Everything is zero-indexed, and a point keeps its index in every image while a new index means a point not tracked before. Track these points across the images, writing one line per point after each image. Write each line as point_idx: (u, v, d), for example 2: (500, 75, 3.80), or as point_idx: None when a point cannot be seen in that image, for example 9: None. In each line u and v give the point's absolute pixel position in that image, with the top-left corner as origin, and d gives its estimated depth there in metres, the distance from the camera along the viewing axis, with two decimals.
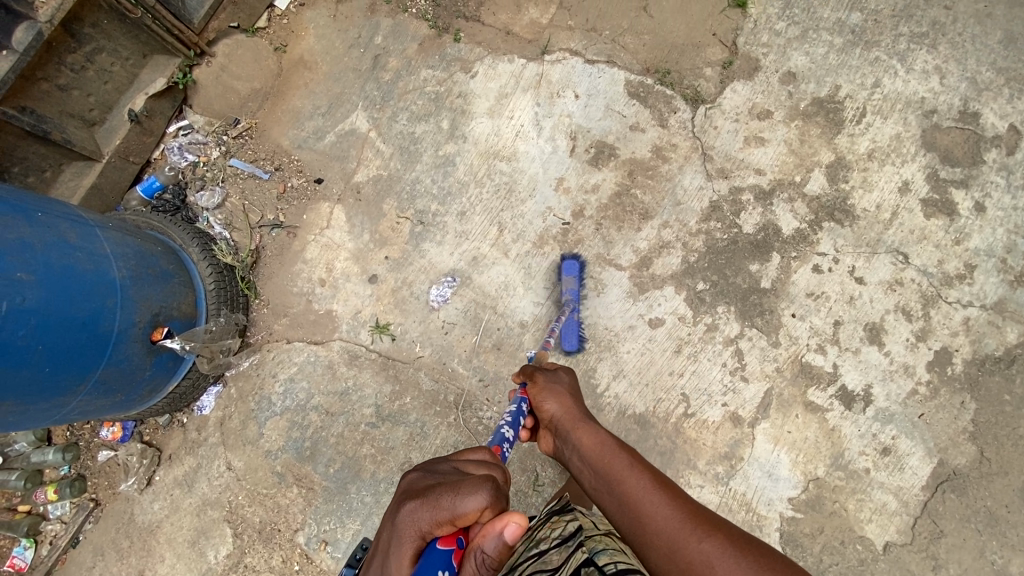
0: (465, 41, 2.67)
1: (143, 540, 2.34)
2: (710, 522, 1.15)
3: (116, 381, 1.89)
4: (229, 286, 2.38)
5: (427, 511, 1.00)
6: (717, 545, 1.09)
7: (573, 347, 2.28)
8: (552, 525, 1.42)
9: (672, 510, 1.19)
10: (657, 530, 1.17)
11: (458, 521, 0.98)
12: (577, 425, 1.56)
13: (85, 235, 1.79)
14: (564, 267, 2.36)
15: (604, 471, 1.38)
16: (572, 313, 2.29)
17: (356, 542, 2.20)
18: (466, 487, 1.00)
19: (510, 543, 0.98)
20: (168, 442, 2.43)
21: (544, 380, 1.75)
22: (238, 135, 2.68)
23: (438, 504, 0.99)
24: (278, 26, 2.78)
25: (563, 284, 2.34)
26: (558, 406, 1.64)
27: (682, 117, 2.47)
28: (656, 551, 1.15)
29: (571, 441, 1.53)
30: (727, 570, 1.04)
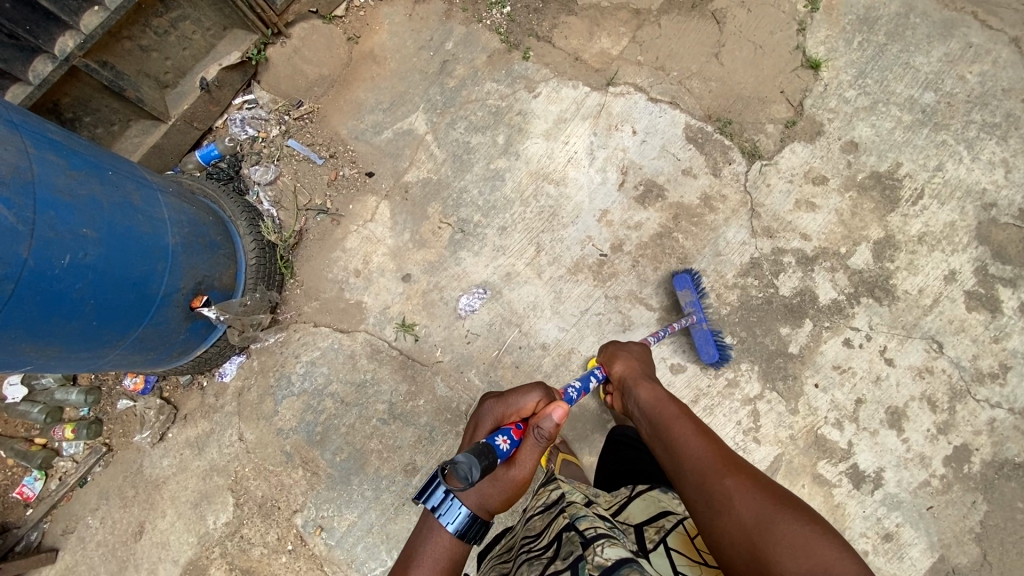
0: (533, 60, 2.70)
1: (148, 492, 2.42)
2: (739, 464, 1.32)
3: (151, 340, 1.95)
4: (269, 262, 2.45)
5: (500, 404, 1.56)
6: (739, 482, 1.25)
7: (714, 356, 2.24)
8: (540, 497, 1.59)
9: (705, 452, 1.38)
10: (690, 467, 1.37)
11: (522, 409, 1.55)
12: (641, 383, 1.77)
13: (147, 199, 1.85)
14: (677, 280, 2.29)
15: (659, 419, 1.59)
16: (699, 324, 2.26)
17: (350, 533, 2.25)
18: (527, 391, 1.58)
19: (558, 423, 1.43)
20: (186, 402, 2.51)
21: (619, 348, 2.00)
22: (300, 117, 2.75)
23: (507, 399, 1.56)
24: (354, 17, 2.83)
25: (681, 297, 2.28)
26: (625, 368, 1.88)
27: (736, 169, 2.47)
28: (687, 483, 1.35)
29: (632, 395, 1.76)
30: (741, 501, 1.21)
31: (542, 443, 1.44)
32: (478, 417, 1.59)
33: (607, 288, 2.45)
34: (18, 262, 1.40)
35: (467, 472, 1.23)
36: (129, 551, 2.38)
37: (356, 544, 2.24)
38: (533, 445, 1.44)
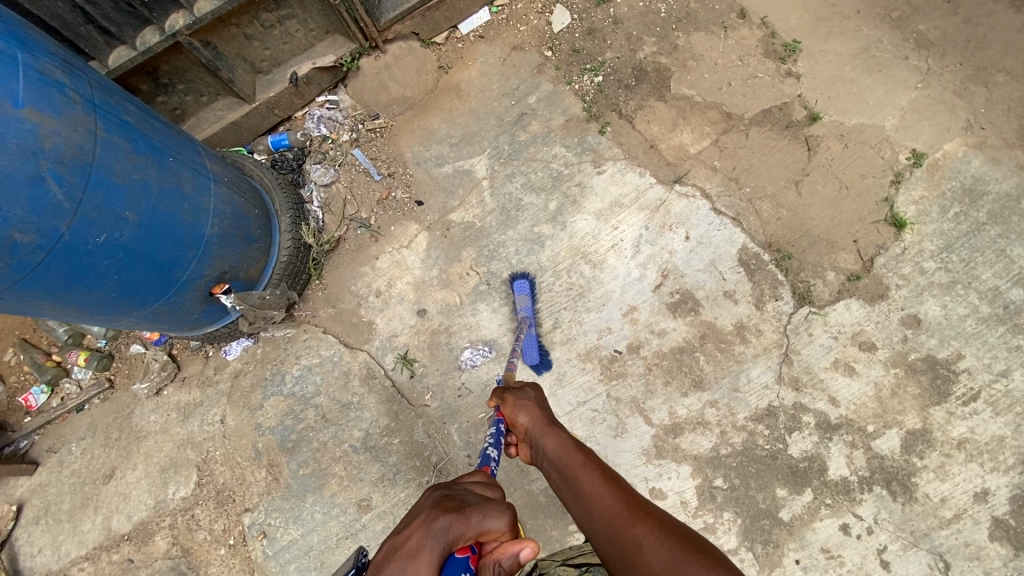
0: (608, 136, 2.67)
1: (129, 441, 2.55)
2: (648, 508, 1.16)
3: (165, 316, 2.05)
4: (300, 263, 2.53)
5: (453, 521, 1.07)
6: (649, 527, 1.09)
7: (534, 360, 2.38)
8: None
9: (613, 501, 1.21)
10: (599, 519, 1.19)
11: (483, 538, 1.08)
12: (544, 431, 1.53)
13: (198, 188, 1.94)
14: (515, 287, 2.48)
15: (563, 470, 1.38)
16: (529, 328, 2.42)
17: (289, 548, 2.28)
18: (492, 516, 1.10)
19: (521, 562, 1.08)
20: (188, 366, 2.63)
21: (519, 390, 1.72)
22: (371, 130, 2.85)
23: (464, 517, 1.08)
24: (451, 48, 2.92)
25: (516, 302, 2.48)
26: (530, 417, 1.60)
27: (780, 307, 2.34)
28: (598, 537, 1.16)
29: (540, 446, 1.52)
30: (651, 549, 1.04)
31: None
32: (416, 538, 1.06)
33: (610, 386, 2.37)
34: (54, 235, 1.50)
35: None
36: (95, 490, 2.51)
37: (291, 562, 2.27)
38: None
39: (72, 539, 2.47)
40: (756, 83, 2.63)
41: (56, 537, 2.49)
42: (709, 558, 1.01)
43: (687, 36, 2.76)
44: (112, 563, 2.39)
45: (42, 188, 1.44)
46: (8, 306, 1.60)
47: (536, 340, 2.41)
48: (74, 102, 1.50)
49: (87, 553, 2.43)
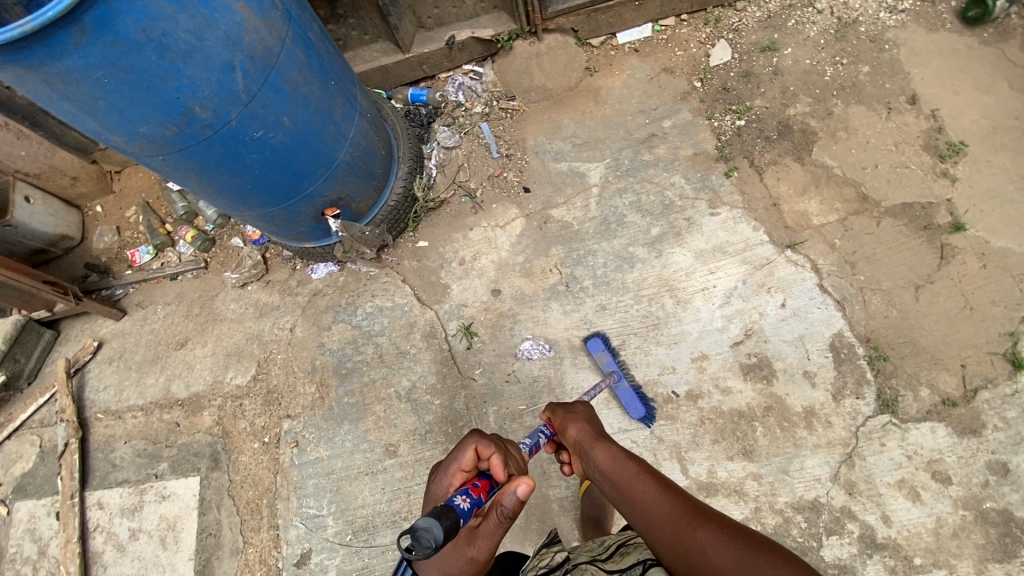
0: (733, 181, 2.62)
1: (207, 320, 2.77)
2: (707, 512, 1.12)
3: (279, 220, 2.23)
4: (402, 211, 2.66)
5: (444, 472, 1.40)
6: (711, 532, 1.06)
7: (641, 412, 2.32)
8: (543, 556, 1.48)
9: (669, 506, 1.16)
10: (658, 526, 1.15)
11: (464, 468, 1.38)
12: (592, 442, 1.49)
13: (346, 116, 2.07)
14: (591, 347, 2.42)
15: (616, 479, 1.32)
16: (620, 382, 2.35)
17: (313, 465, 2.39)
18: (460, 449, 1.38)
19: (523, 501, 1.21)
20: (275, 271, 2.82)
21: (565, 407, 1.70)
22: (504, 109, 2.93)
23: (447, 464, 1.40)
24: (603, 53, 2.96)
25: (596, 360, 2.41)
26: (580, 430, 1.56)
27: (858, 405, 2.21)
28: (660, 544, 1.12)
29: (588, 457, 1.46)
30: (718, 558, 1.01)
31: (503, 522, 1.24)
32: (428, 491, 1.42)
33: (656, 424, 2.32)
34: (225, 119, 1.65)
35: (430, 537, 1.10)
36: (166, 353, 2.75)
37: (310, 478, 2.37)
38: (494, 526, 1.24)
39: (133, 387, 2.69)
40: (904, 174, 2.49)
41: (122, 381, 2.72)
42: (779, 557, 0.98)
43: (846, 106, 2.65)
44: (160, 420, 2.59)
45: (230, 76, 1.58)
46: (163, 168, 1.77)
47: (633, 392, 2.35)
48: (277, 9, 1.65)
49: (142, 404, 2.64)
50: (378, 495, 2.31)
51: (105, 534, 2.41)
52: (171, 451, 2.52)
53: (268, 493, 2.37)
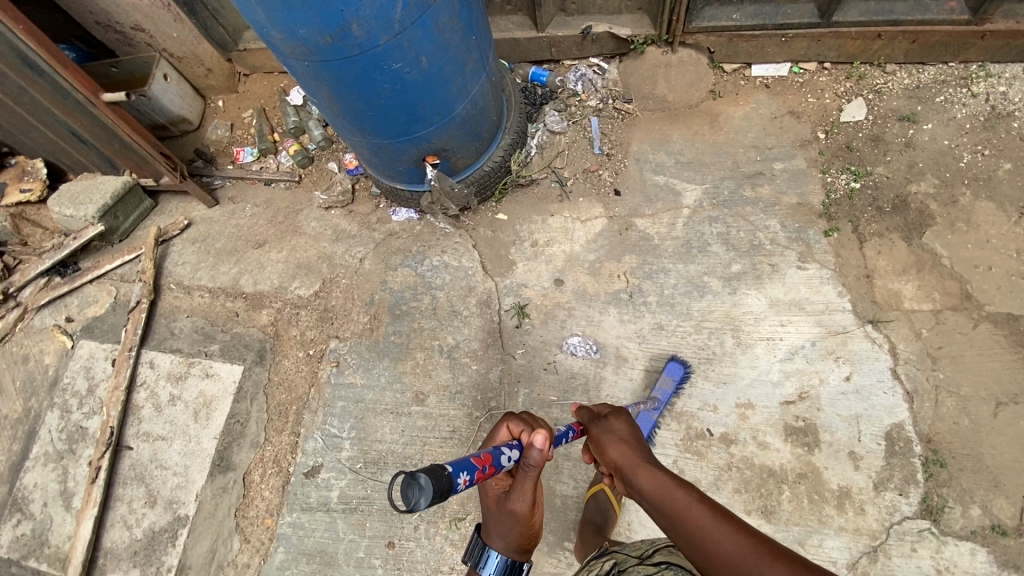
0: (830, 241, 2.52)
1: (288, 229, 2.93)
2: (777, 547, 1.00)
3: (383, 154, 2.32)
4: (494, 179, 2.72)
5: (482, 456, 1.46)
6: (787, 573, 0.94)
7: None
8: (592, 565, 1.48)
9: (729, 539, 1.05)
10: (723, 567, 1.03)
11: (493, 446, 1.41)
12: (632, 461, 1.37)
13: (474, 72, 2.15)
14: (668, 367, 2.36)
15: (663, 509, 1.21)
16: (653, 410, 2.28)
17: (346, 389, 2.48)
18: (497, 427, 1.46)
19: (546, 453, 1.24)
20: (360, 202, 2.94)
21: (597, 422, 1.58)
22: (617, 109, 2.94)
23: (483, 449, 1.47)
24: (732, 81, 2.92)
25: (659, 380, 2.35)
26: (616, 447, 1.45)
27: (898, 502, 2.09)
28: None
29: (630, 480, 1.34)
30: None
31: (531, 472, 1.26)
32: None
33: (681, 455, 2.27)
34: (373, 44, 1.74)
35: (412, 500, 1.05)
36: (244, 248, 2.92)
37: (339, 399, 2.47)
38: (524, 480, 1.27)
39: (207, 270, 2.88)
40: (1019, 284, 2.33)
41: (199, 262, 2.92)
42: None
43: (974, 198, 2.49)
44: (223, 306, 2.75)
45: (391, 4, 1.67)
46: (303, 75, 1.88)
47: (651, 426, 2.28)
48: None
49: (211, 287, 2.82)
50: (397, 435, 2.38)
51: (148, 392, 2.59)
52: (224, 336, 2.68)
53: (299, 402, 2.48)
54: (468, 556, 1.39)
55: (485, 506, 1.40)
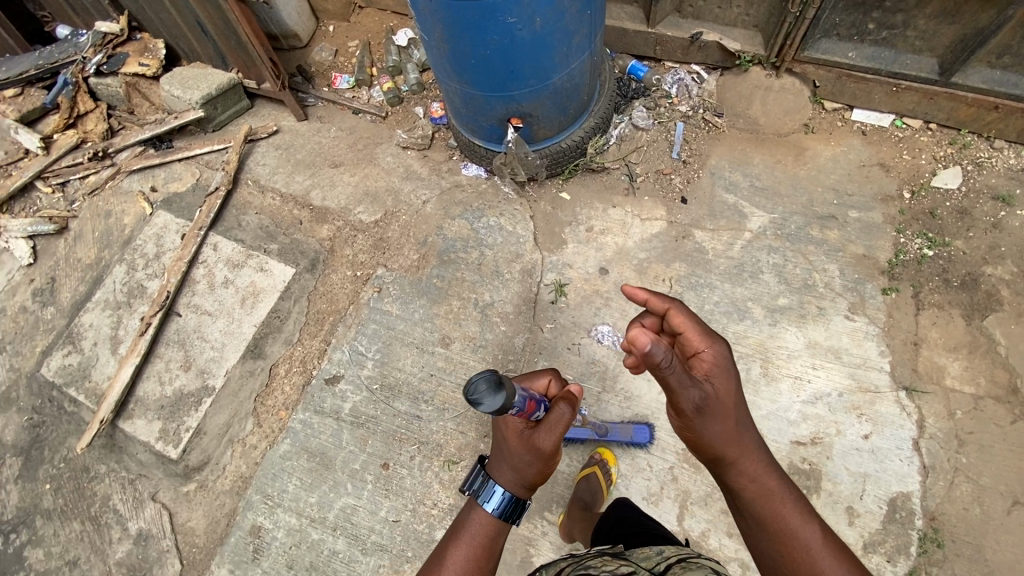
0: (885, 300, 2.47)
1: (364, 157, 3.07)
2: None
3: (473, 105, 2.42)
4: (568, 156, 2.77)
5: None
6: None
7: None
8: (605, 561, 1.35)
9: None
10: None
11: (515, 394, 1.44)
12: (736, 450, 1.24)
13: (578, 47, 2.22)
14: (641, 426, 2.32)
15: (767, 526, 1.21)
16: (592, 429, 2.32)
17: (381, 315, 2.61)
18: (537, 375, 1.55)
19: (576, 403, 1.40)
20: (436, 149, 3.05)
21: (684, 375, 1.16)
22: (706, 120, 2.93)
23: None
24: (829, 120, 2.87)
25: (625, 425, 2.33)
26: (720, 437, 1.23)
27: (884, 568, 2.06)
28: None
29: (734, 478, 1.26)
30: None
31: (564, 415, 1.34)
32: None
33: (679, 464, 2.29)
34: None
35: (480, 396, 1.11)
36: (320, 164, 3.08)
37: (372, 322, 2.60)
38: (554, 421, 1.33)
39: (283, 176, 3.06)
40: None
41: (277, 167, 3.10)
42: None
43: None
44: (289, 211, 2.93)
45: None
46: (423, 9, 1.98)
47: (577, 434, 2.34)
48: None
49: (283, 192, 2.99)
50: (416, 370, 2.50)
51: (206, 270, 2.79)
52: (284, 239, 2.85)
53: (336, 315, 2.63)
54: (469, 487, 1.37)
55: (498, 438, 1.39)
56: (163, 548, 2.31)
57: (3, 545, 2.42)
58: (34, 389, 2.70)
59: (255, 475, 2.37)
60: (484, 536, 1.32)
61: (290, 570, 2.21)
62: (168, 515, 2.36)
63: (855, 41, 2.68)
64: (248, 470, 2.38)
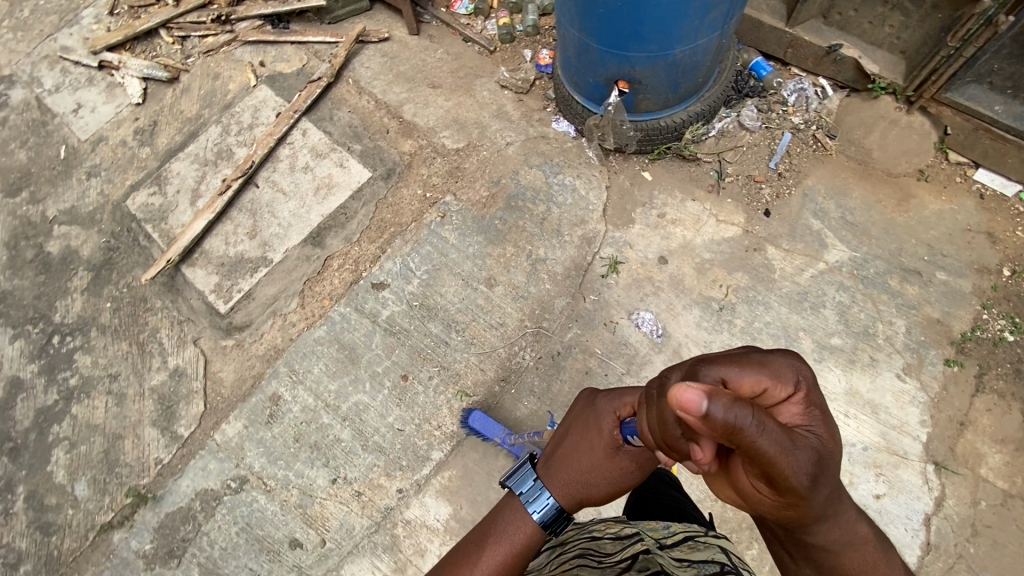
0: (944, 371, 2.35)
1: (462, 86, 3.08)
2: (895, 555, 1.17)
3: (586, 58, 2.40)
4: (662, 136, 2.71)
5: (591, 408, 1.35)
6: None
7: (472, 418, 2.32)
8: (608, 525, 1.33)
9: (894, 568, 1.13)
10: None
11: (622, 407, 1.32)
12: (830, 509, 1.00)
13: (710, 24, 2.16)
14: None
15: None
16: (506, 436, 2.28)
17: (438, 239, 2.68)
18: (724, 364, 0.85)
19: None
20: (534, 96, 3.02)
21: (789, 432, 0.84)
22: (815, 138, 2.78)
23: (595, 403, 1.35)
24: (949, 173, 2.67)
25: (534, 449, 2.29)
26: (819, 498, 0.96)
27: None
28: None
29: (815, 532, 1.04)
30: None
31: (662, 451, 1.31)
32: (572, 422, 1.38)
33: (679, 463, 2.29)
34: None
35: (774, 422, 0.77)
36: (419, 81, 3.11)
37: (428, 243, 2.67)
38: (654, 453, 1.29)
39: (382, 83, 3.11)
40: None
41: (378, 73, 3.15)
42: None
43: None
44: (379, 118, 2.99)
45: None
46: None
47: (488, 432, 2.29)
48: None
49: (378, 99, 3.05)
50: (457, 300, 2.57)
51: (290, 152, 2.91)
52: (368, 143, 2.92)
53: (397, 227, 2.71)
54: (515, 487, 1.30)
55: (584, 445, 1.31)
56: (192, 389, 2.49)
57: (58, 344, 2.61)
58: (117, 217, 2.87)
59: (287, 350, 2.52)
60: (520, 546, 1.26)
61: (296, 442, 2.37)
62: (203, 361, 2.53)
63: (1007, 95, 2.50)
64: (282, 344, 2.53)
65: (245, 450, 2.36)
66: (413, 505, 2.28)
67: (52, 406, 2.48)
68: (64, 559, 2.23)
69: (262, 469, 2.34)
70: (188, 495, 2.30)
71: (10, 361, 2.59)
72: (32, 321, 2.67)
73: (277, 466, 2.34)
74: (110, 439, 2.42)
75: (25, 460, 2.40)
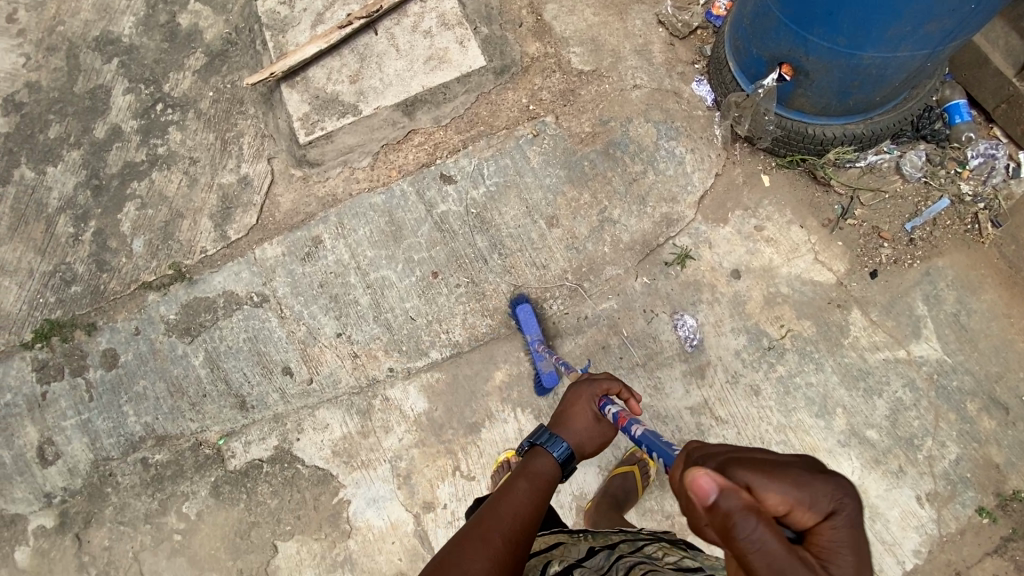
0: (971, 514, 2.12)
1: (618, 6, 2.75)
2: None
3: (762, 23, 2.06)
4: (802, 145, 2.38)
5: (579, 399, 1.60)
6: None
7: (519, 305, 2.39)
8: (664, 547, 1.36)
9: None
10: None
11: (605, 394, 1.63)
12: None
13: (921, 38, 1.77)
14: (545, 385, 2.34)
15: None
16: (534, 342, 2.33)
17: (522, 157, 2.56)
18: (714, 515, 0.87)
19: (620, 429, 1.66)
20: (687, 48, 2.69)
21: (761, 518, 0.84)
22: (974, 218, 2.36)
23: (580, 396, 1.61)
24: None
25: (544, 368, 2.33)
26: None
27: None
28: None
29: None
30: None
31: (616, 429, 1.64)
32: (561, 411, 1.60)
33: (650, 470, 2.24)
34: None
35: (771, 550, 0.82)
36: None
37: (510, 158, 2.56)
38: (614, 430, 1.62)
39: None
40: None
41: None
42: None
43: None
44: (519, 8, 2.76)
45: None
46: None
47: (524, 323, 2.37)
48: None
49: None
50: (513, 223, 2.50)
51: (420, 9, 2.73)
52: (496, 29, 2.71)
53: (488, 129, 2.61)
54: (537, 440, 1.48)
55: (577, 421, 1.55)
56: (252, 201, 2.62)
57: (159, 112, 2.77)
58: (246, 15, 2.89)
59: (343, 202, 2.58)
60: (547, 479, 1.41)
61: (319, 287, 2.49)
62: (270, 180, 2.64)
63: None
64: (342, 195, 2.59)
65: (275, 273, 2.52)
66: (396, 387, 2.41)
67: (138, 164, 2.70)
68: (108, 295, 2.54)
69: (284, 296, 2.49)
70: (217, 290, 2.52)
71: (117, 110, 2.77)
72: (146, 82, 2.81)
73: (296, 300, 2.49)
74: (173, 214, 2.63)
75: (104, 201, 2.66)
